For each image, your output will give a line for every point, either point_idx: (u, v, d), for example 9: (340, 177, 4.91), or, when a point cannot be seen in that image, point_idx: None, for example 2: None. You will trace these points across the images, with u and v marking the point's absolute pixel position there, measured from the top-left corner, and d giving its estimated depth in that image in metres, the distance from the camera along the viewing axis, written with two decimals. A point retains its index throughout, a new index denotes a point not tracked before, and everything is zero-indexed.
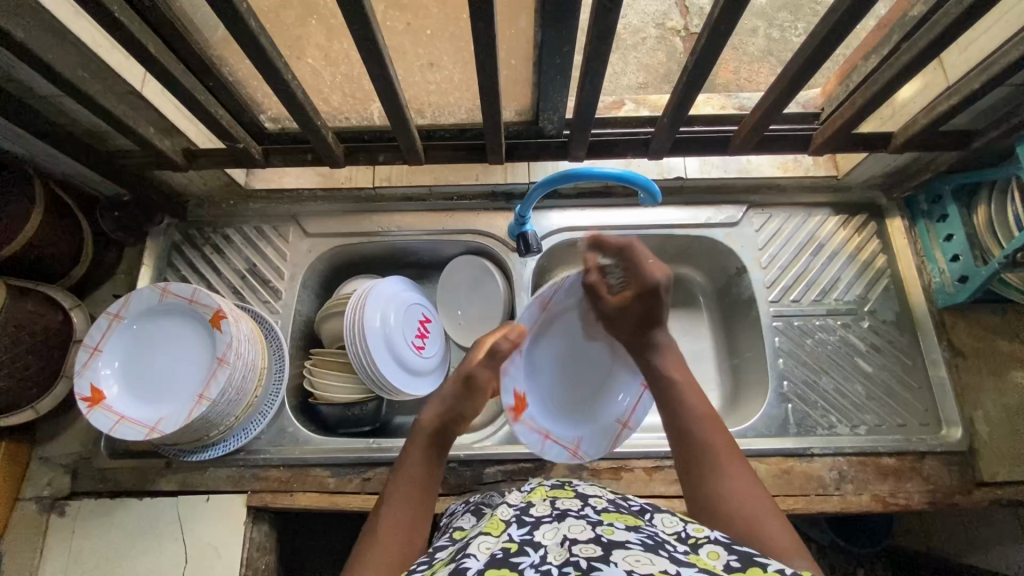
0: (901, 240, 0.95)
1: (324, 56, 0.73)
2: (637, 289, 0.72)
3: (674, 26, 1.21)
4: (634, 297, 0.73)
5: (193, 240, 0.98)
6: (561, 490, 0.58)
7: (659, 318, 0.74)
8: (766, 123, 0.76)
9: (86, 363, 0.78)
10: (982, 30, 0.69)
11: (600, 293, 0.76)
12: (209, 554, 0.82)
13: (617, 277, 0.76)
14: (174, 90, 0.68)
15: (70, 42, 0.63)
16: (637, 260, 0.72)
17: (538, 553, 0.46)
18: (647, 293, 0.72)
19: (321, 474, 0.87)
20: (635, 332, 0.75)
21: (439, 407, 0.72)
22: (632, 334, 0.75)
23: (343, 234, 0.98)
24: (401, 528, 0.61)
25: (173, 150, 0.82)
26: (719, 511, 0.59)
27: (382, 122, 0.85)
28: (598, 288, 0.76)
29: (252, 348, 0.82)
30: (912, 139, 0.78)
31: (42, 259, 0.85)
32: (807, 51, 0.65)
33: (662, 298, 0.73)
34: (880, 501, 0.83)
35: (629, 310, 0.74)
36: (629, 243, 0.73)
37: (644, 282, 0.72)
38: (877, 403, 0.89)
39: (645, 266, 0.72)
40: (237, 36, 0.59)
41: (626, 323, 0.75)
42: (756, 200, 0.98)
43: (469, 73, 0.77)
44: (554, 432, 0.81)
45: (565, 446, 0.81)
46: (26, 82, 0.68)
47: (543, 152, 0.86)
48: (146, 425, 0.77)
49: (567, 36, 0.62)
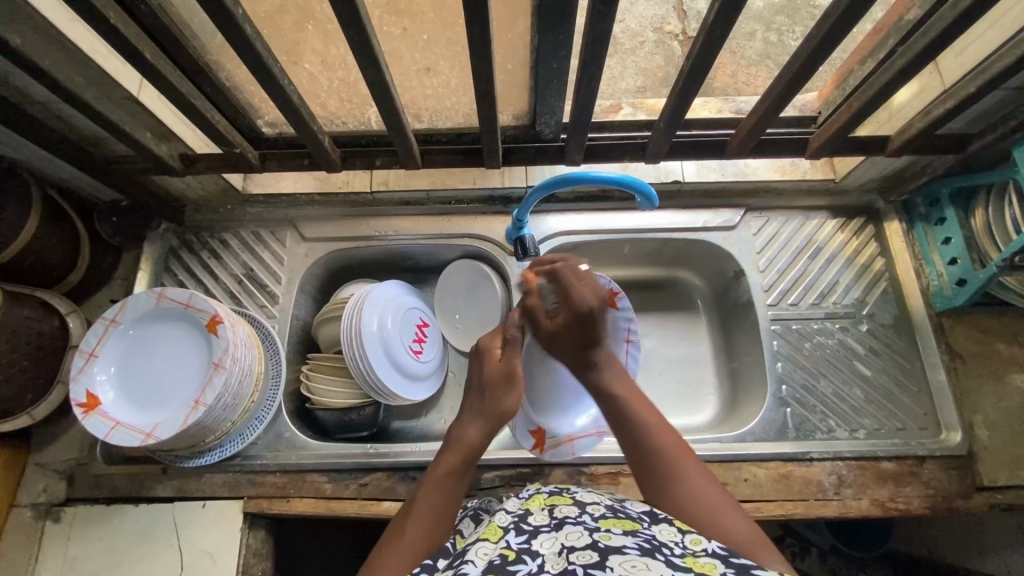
0: (899, 243, 0.95)
1: (321, 61, 0.73)
2: (570, 311, 0.74)
3: (672, 30, 1.22)
4: (568, 319, 0.74)
5: (191, 245, 0.98)
6: (559, 497, 0.58)
7: (599, 339, 0.74)
8: (763, 127, 0.76)
9: (83, 368, 0.78)
10: (978, 33, 0.69)
11: (534, 316, 0.77)
12: (205, 561, 0.82)
13: (551, 300, 0.77)
14: (171, 95, 0.68)
15: (68, 48, 0.63)
16: (570, 280, 0.75)
17: (535, 561, 0.46)
18: (578, 315, 0.73)
19: (317, 480, 0.86)
20: (574, 354, 0.75)
21: (480, 422, 0.72)
22: (572, 354, 0.75)
23: (341, 239, 0.98)
24: (423, 529, 0.61)
25: (169, 155, 0.82)
26: (685, 513, 0.58)
27: (379, 127, 0.85)
28: (534, 311, 0.78)
29: (248, 353, 0.81)
30: (909, 143, 0.78)
31: (40, 265, 0.84)
32: (803, 55, 0.65)
33: (598, 321, 0.74)
34: (880, 505, 0.83)
35: (563, 331, 0.75)
36: (561, 264, 0.77)
37: (576, 303, 0.74)
38: (876, 407, 0.89)
39: (578, 286, 0.74)
40: (234, 42, 0.59)
41: (565, 346, 0.75)
42: (753, 204, 0.98)
43: (466, 78, 0.77)
44: (577, 431, 0.86)
45: (592, 433, 0.86)
46: (22, 88, 0.68)
47: (540, 156, 0.86)
48: (141, 430, 0.76)
49: (562, 41, 0.62)
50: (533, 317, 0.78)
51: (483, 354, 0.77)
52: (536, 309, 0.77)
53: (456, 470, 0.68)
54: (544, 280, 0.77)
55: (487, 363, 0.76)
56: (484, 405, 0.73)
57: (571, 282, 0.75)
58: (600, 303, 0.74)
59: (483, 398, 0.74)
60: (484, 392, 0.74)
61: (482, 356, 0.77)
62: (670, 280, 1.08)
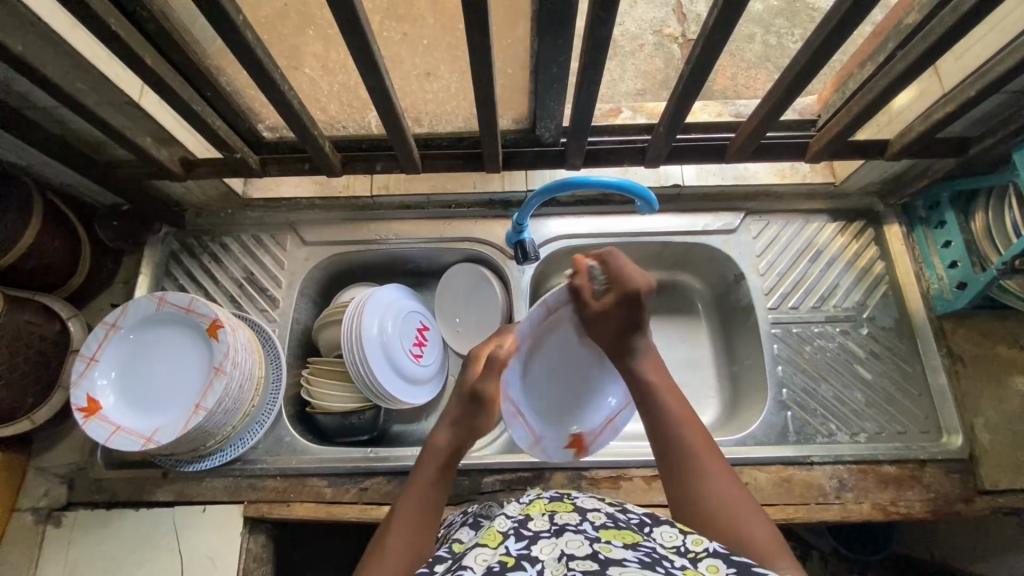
0: (899, 246, 0.95)
1: (322, 66, 0.74)
2: (622, 296, 0.69)
3: (672, 33, 1.22)
4: (616, 301, 0.69)
5: (192, 249, 0.98)
6: (559, 503, 0.58)
7: (642, 323, 0.70)
8: (763, 130, 0.76)
9: (83, 373, 0.78)
10: (977, 38, 0.69)
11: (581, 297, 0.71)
12: (206, 565, 0.82)
13: (603, 283, 0.71)
14: (172, 100, 0.68)
15: (68, 53, 0.63)
16: (620, 265, 0.70)
17: (535, 568, 0.47)
18: (628, 300, 0.69)
19: (317, 484, 0.86)
20: (613, 339, 0.71)
21: (452, 429, 0.73)
22: (611, 341, 0.71)
23: (341, 243, 0.98)
24: (410, 536, 0.62)
25: (170, 160, 0.82)
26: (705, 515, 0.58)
27: (380, 131, 0.85)
28: (581, 292, 0.71)
29: (249, 357, 0.82)
30: (909, 147, 0.78)
31: (41, 269, 0.85)
32: (803, 59, 0.65)
33: (644, 307, 0.70)
34: (881, 509, 0.82)
35: (610, 317, 0.70)
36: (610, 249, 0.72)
37: (629, 288, 0.69)
38: (877, 411, 0.89)
39: (631, 271, 0.70)
40: (234, 48, 0.59)
41: (607, 330, 0.71)
42: (753, 207, 0.98)
43: (466, 82, 0.77)
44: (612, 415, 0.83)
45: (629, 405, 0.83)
46: (23, 93, 0.68)
47: (540, 159, 0.86)
48: (142, 435, 0.76)
49: (562, 46, 0.62)
50: (579, 299, 0.71)
51: (469, 363, 0.81)
52: (586, 293, 0.71)
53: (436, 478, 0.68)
54: (595, 263, 0.72)
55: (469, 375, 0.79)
56: (461, 414, 0.74)
57: (622, 262, 0.70)
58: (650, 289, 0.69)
59: (464, 408, 0.75)
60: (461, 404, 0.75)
61: (469, 366, 0.80)
62: (670, 283, 1.08)
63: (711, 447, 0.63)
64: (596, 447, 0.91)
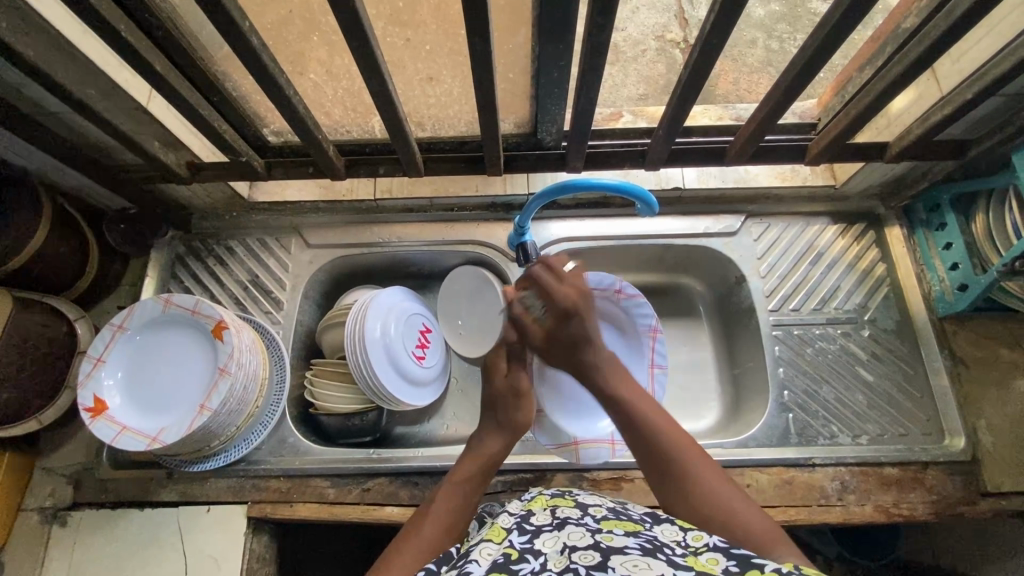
0: (900, 249, 0.95)
1: (326, 71, 0.75)
2: (555, 313, 0.74)
3: (674, 38, 1.23)
4: (556, 322, 0.74)
5: (197, 252, 1.00)
6: (561, 499, 0.58)
7: (590, 338, 0.74)
8: (762, 133, 0.77)
9: (90, 373, 0.79)
10: (973, 41, 0.70)
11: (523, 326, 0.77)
12: (209, 565, 0.82)
13: (538, 307, 0.77)
14: (179, 105, 0.70)
15: (78, 59, 0.65)
16: (547, 275, 0.76)
17: (538, 560, 0.47)
18: (565, 315, 0.74)
19: (320, 485, 0.87)
20: (569, 357, 0.74)
21: (499, 434, 0.72)
22: (566, 360, 0.74)
23: (344, 246, 0.99)
24: (436, 524, 0.63)
25: (177, 164, 0.83)
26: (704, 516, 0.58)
27: (383, 135, 0.87)
28: (524, 321, 0.77)
29: (253, 358, 0.82)
30: (907, 150, 0.79)
31: (49, 272, 0.86)
32: (800, 63, 0.66)
33: (585, 318, 0.74)
34: (884, 511, 0.82)
35: (555, 338, 0.75)
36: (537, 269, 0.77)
37: (559, 302, 0.74)
38: (879, 412, 0.88)
39: (563, 280, 0.76)
40: (240, 53, 0.60)
41: (558, 350, 0.75)
42: (754, 210, 0.99)
43: (468, 87, 0.78)
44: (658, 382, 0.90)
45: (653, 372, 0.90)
46: (35, 99, 0.69)
47: (541, 163, 0.87)
48: (147, 435, 0.77)
49: (562, 51, 0.63)
50: (523, 329, 0.77)
51: (489, 371, 0.77)
52: (530, 320, 0.77)
53: (474, 478, 0.69)
54: (524, 290, 0.79)
55: (495, 376, 0.76)
56: (499, 416, 0.73)
57: (548, 282, 0.76)
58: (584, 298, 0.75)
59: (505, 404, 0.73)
60: (492, 405, 0.74)
61: (490, 375, 0.76)
62: (671, 286, 1.08)
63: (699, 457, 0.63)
64: None
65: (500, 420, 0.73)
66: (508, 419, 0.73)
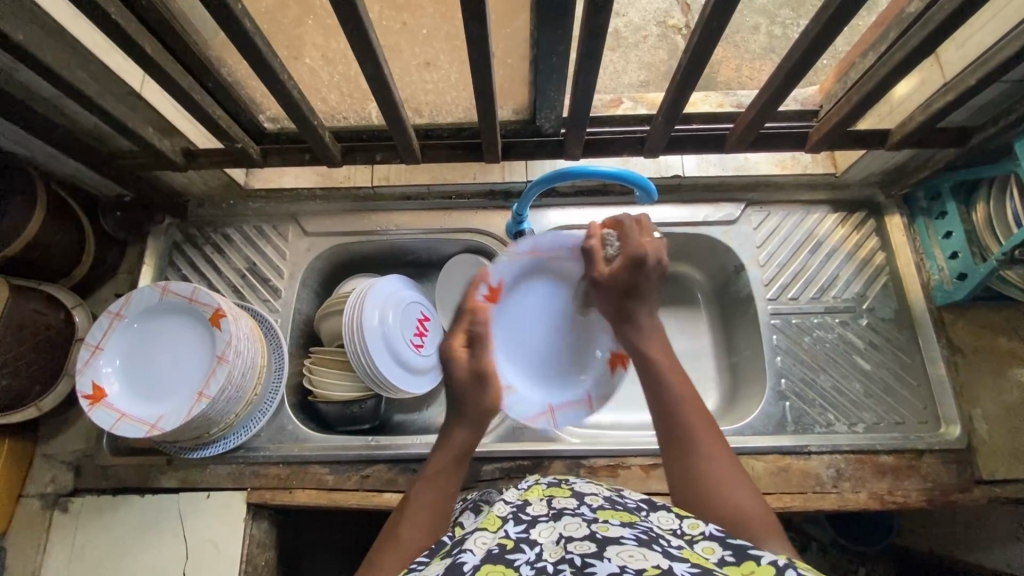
0: (900, 237, 0.95)
1: (322, 56, 0.74)
2: (626, 257, 0.70)
3: (675, 24, 1.21)
4: (624, 267, 0.70)
5: (194, 239, 0.99)
6: (557, 488, 0.59)
7: (646, 291, 0.70)
8: (763, 120, 0.76)
9: (88, 361, 0.79)
10: (978, 25, 0.69)
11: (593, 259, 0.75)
12: (210, 550, 0.83)
13: (614, 249, 0.74)
14: (172, 90, 0.69)
15: (69, 43, 0.64)
16: (636, 227, 0.72)
17: (533, 550, 0.47)
18: (635, 263, 0.69)
19: (319, 472, 0.87)
20: (617, 302, 0.71)
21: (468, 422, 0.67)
22: (615, 302, 0.71)
23: (342, 234, 0.99)
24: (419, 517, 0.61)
25: (172, 150, 0.82)
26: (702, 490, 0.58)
27: (380, 122, 0.86)
28: (592, 256, 0.75)
29: (251, 346, 0.83)
30: (909, 136, 0.78)
31: (46, 259, 0.86)
32: (802, 48, 0.65)
33: (651, 276, 0.70)
34: (878, 499, 0.83)
35: (615, 280, 0.71)
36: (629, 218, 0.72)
37: (634, 249, 0.69)
38: (875, 401, 0.89)
39: (642, 233, 0.71)
40: (234, 38, 0.60)
41: (612, 293, 0.72)
42: (754, 198, 0.98)
43: (465, 73, 0.77)
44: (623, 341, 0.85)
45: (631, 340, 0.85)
46: (26, 83, 0.69)
47: (540, 149, 0.86)
48: (146, 422, 0.77)
49: (560, 35, 0.62)
50: (590, 263, 0.75)
51: (448, 358, 0.69)
52: (597, 257, 0.74)
53: (451, 466, 0.65)
54: (610, 229, 0.75)
55: (456, 364, 0.68)
56: (465, 405, 0.66)
57: (631, 233, 0.72)
58: (660, 257, 0.70)
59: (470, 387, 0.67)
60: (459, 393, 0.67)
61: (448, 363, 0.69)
62: (670, 275, 1.08)
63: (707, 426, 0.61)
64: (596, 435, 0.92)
65: (465, 409, 0.66)
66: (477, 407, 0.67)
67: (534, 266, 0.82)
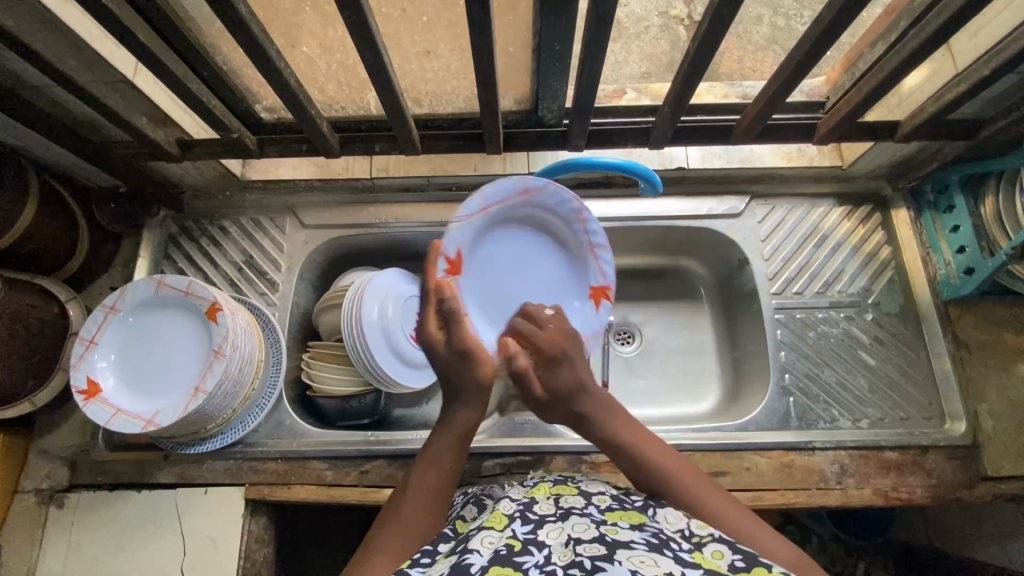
0: (906, 231, 0.94)
1: (320, 44, 0.72)
2: (543, 362, 0.73)
3: (678, 14, 1.19)
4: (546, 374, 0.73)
5: (190, 232, 0.98)
6: (563, 487, 0.58)
7: (584, 384, 0.70)
8: (770, 111, 0.75)
9: (83, 355, 0.78)
10: (991, 15, 0.67)
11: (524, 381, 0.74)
12: (207, 546, 0.82)
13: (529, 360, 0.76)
14: (166, 78, 0.67)
15: (59, 29, 0.62)
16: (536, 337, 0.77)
17: (542, 552, 0.46)
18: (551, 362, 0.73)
19: (318, 467, 0.86)
20: (562, 411, 0.71)
21: (475, 406, 0.70)
22: (563, 416, 0.71)
23: (340, 226, 0.97)
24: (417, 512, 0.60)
25: (166, 140, 0.81)
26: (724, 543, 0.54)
27: (379, 112, 0.84)
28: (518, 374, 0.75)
29: (249, 340, 0.81)
30: (918, 129, 0.76)
31: (37, 251, 0.84)
32: (812, 38, 0.63)
33: (575, 365, 0.73)
34: (882, 495, 0.82)
35: (551, 391, 0.72)
36: (520, 323, 0.79)
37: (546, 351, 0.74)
38: (880, 396, 0.88)
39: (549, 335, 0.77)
40: (229, 24, 0.58)
41: (557, 408, 0.72)
42: (758, 191, 0.97)
43: (466, 62, 0.75)
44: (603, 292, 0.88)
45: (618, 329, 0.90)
46: (16, 72, 0.67)
47: (542, 140, 0.85)
48: (142, 417, 0.76)
49: (564, 23, 0.60)
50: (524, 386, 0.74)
51: (420, 332, 0.75)
52: (521, 378, 0.74)
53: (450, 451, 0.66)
54: (523, 343, 0.78)
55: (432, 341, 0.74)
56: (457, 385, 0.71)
57: (535, 335, 0.77)
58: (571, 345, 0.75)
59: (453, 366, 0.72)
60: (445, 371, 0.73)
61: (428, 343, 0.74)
62: (673, 269, 1.07)
63: (703, 482, 0.60)
64: None
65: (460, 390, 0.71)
66: (469, 379, 0.72)
67: (490, 222, 0.81)
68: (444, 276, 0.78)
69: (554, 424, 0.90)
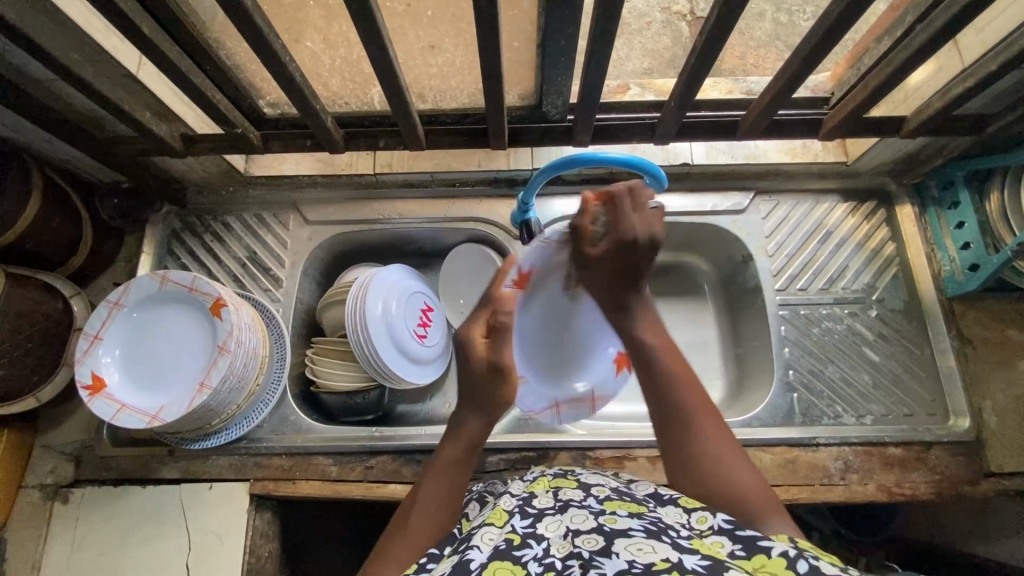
0: (910, 227, 0.94)
1: (324, 39, 0.72)
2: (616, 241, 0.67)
3: (680, 10, 1.19)
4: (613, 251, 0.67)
5: (193, 227, 0.97)
6: (563, 480, 0.58)
7: (639, 277, 0.68)
8: (775, 107, 0.75)
9: (87, 351, 0.78)
10: (999, 10, 0.67)
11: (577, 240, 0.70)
12: (213, 541, 0.83)
13: (601, 225, 0.69)
14: (170, 73, 0.67)
15: (63, 23, 0.62)
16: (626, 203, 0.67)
17: (541, 545, 0.46)
18: (627, 248, 0.66)
19: (322, 463, 0.87)
20: (610, 291, 0.69)
21: (483, 415, 0.68)
22: (604, 291, 0.70)
23: (343, 222, 0.97)
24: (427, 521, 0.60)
25: (170, 135, 0.80)
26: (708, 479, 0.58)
27: (383, 107, 0.84)
28: (578, 243, 0.70)
29: (253, 336, 0.81)
30: (924, 125, 0.76)
31: (41, 247, 0.84)
32: (819, 33, 0.63)
33: (645, 257, 0.67)
34: (886, 491, 0.82)
35: (604, 265, 0.69)
36: (621, 190, 0.67)
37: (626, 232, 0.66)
38: (884, 392, 0.88)
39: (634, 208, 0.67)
40: (234, 18, 0.58)
41: (602, 278, 0.70)
42: (763, 187, 0.97)
43: (471, 57, 0.75)
44: None
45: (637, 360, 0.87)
46: (19, 65, 0.67)
47: (547, 136, 0.84)
48: (147, 413, 0.76)
49: (571, 17, 0.60)
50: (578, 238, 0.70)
51: (466, 346, 0.69)
52: (586, 235, 0.69)
53: (461, 461, 0.65)
54: (601, 206, 0.68)
55: (475, 357, 0.68)
56: (478, 396, 0.68)
57: (626, 210, 0.66)
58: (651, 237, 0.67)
59: (485, 383, 0.67)
60: (472, 387, 0.68)
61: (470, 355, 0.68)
62: (676, 265, 1.07)
63: (709, 413, 0.63)
64: (602, 427, 0.91)
65: (476, 397, 0.68)
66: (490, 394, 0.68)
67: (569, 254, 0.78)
68: (507, 287, 0.72)
69: (560, 419, 0.90)
